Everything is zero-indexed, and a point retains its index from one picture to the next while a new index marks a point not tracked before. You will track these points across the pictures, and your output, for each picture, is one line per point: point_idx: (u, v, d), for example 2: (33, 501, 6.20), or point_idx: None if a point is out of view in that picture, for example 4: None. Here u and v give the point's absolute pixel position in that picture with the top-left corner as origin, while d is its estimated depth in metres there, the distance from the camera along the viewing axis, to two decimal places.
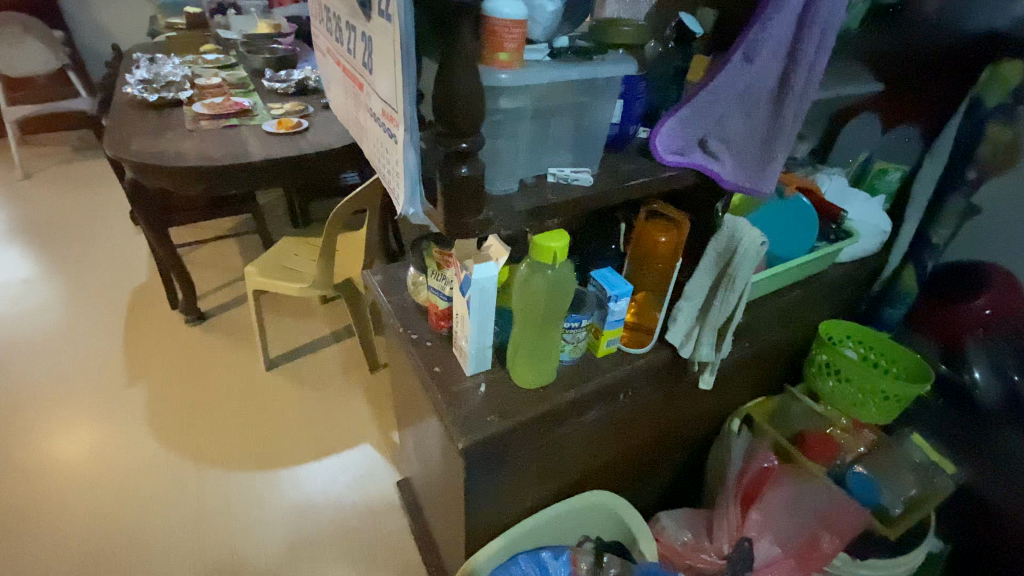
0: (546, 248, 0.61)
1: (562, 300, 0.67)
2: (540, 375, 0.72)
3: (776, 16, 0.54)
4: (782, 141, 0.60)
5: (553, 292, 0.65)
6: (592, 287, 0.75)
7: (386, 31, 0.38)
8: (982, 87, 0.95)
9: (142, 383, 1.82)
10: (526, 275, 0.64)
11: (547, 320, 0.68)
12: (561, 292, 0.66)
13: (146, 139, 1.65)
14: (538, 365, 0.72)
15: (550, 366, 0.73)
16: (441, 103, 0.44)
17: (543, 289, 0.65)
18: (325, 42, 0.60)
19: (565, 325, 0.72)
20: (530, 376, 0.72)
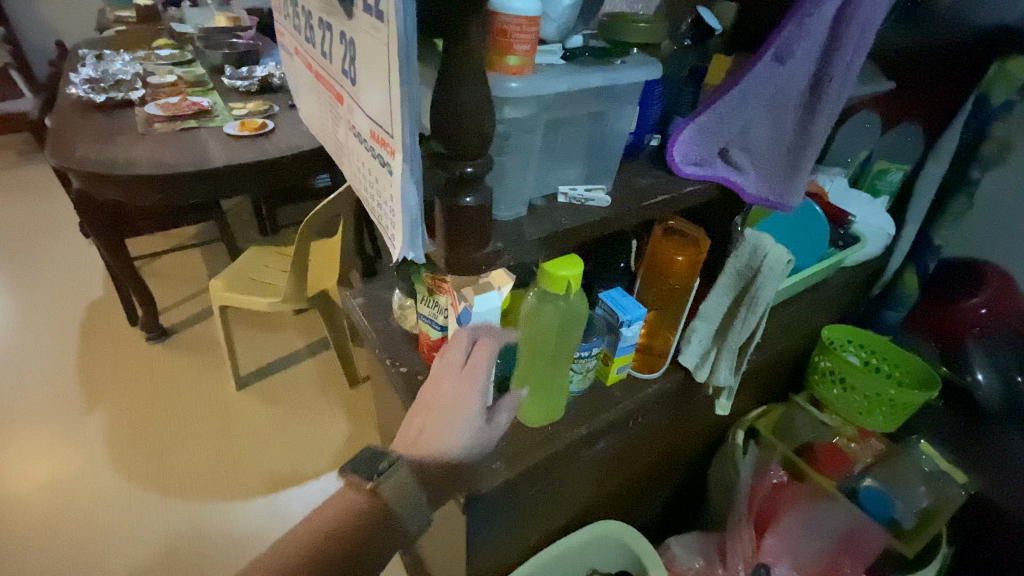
0: (558, 278, 0.54)
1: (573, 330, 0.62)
2: (548, 411, 0.67)
3: (817, 11, 0.48)
4: (814, 149, 0.54)
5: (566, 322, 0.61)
6: (597, 311, 0.69)
7: (376, 32, 0.30)
8: (987, 84, 0.91)
9: (100, 409, 1.67)
10: (536, 306, 0.59)
11: (557, 352, 0.63)
12: (573, 322, 0.61)
13: (93, 145, 1.51)
14: (547, 399, 0.67)
15: (558, 401, 0.67)
16: (442, 117, 0.37)
17: (553, 321, 0.60)
18: (291, 41, 0.52)
19: (575, 355, 0.65)
20: (537, 413, 0.67)
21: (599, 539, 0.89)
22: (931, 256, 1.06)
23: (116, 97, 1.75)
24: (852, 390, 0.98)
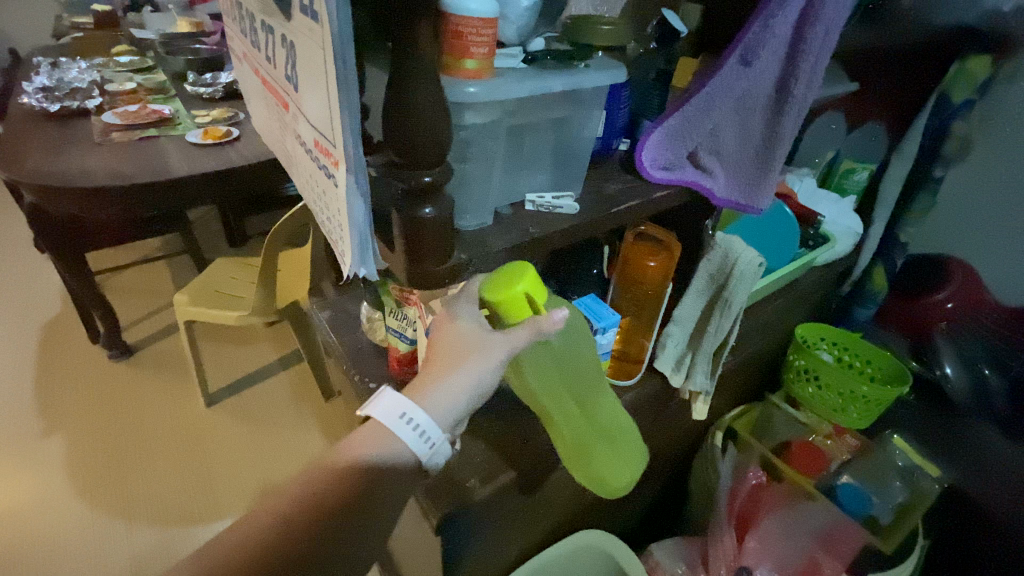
0: (513, 293, 0.48)
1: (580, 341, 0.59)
2: (624, 473, 0.64)
3: (779, 13, 0.47)
4: (782, 151, 0.54)
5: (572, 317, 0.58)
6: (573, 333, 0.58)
7: (312, 34, 0.28)
8: (949, 81, 0.93)
9: (58, 433, 1.59)
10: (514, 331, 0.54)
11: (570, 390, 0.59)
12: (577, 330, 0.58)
13: (46, 156, 1.43)
14: (604, 465, 0.62)
15: (616, 458, 0.63)
16: (394, 128, 0.35)
17: (549, 358, 0.57)
18: (239, 45, 0.49)
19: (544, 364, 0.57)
20: (618, 483, 0.64)
21: (580, 550, 0.87)
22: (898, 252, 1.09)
23: (72, 106, 1.67)
24: (826, 388, 0.98)
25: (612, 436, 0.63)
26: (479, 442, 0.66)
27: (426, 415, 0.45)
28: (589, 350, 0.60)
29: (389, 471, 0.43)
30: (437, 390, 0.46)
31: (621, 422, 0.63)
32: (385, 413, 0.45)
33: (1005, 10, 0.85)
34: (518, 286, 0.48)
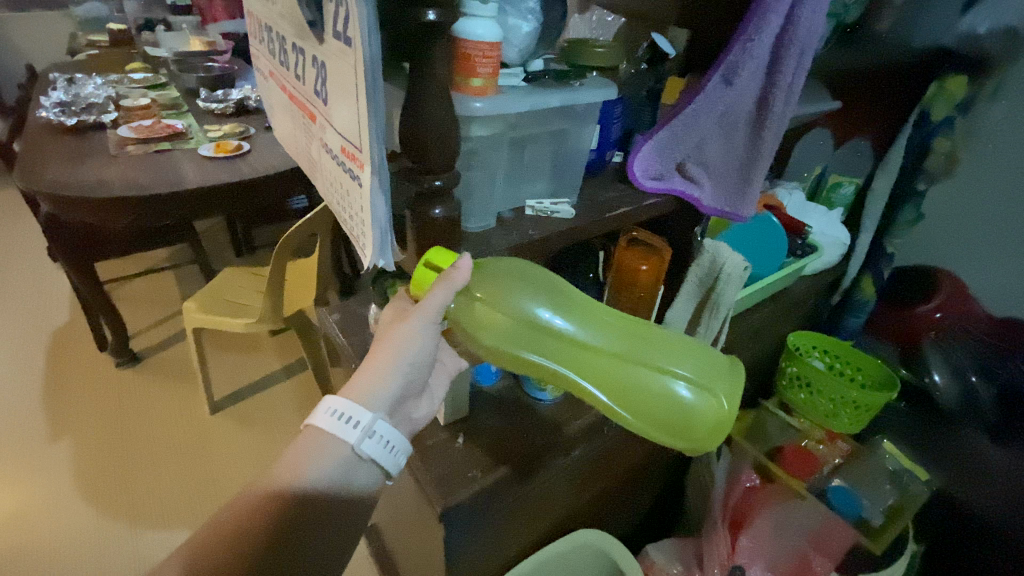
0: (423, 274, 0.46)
1: (569, 308, 0.52)
2: (717, 404, 0.51)
3: (757, 37, 0.52)
4: (764, 162, 0.58)
5: (547, 288, 0.51)
6: (558, 306, 0.51)
7: (344, 55, 0.32)
8: (929, 101, 0.99)
9: (65, 438, 1.61)
10: (491, 320, 0.49)
11: (591, 367, 0.51)
12: (559, 300, 0.51)
13: (64, 167, 1.48)
14: (688, 411, 0.51)
15: (696, 393, 0.51)
16: (413, 137, 0.41)
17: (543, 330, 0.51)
18: (265, 63, 0.54)
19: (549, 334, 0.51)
20: (721, 417, 0.51)
21: (578, 548, 0.90)
22: (884, 263, 1.13)
23: (88, 120, 1.73)
24: (817, 393, 1.02)
25: (672, 381, 0.51)
26: (481, 437, 0.70)
27: (360, 407, 0.49)
28: (582, 314, 0.52)
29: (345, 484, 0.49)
30: (374, 372, 0.51)
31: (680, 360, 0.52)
32: (326, 418, 0.49)
33: (978, 32, 0.91)
34: (425, 258, 0.46)
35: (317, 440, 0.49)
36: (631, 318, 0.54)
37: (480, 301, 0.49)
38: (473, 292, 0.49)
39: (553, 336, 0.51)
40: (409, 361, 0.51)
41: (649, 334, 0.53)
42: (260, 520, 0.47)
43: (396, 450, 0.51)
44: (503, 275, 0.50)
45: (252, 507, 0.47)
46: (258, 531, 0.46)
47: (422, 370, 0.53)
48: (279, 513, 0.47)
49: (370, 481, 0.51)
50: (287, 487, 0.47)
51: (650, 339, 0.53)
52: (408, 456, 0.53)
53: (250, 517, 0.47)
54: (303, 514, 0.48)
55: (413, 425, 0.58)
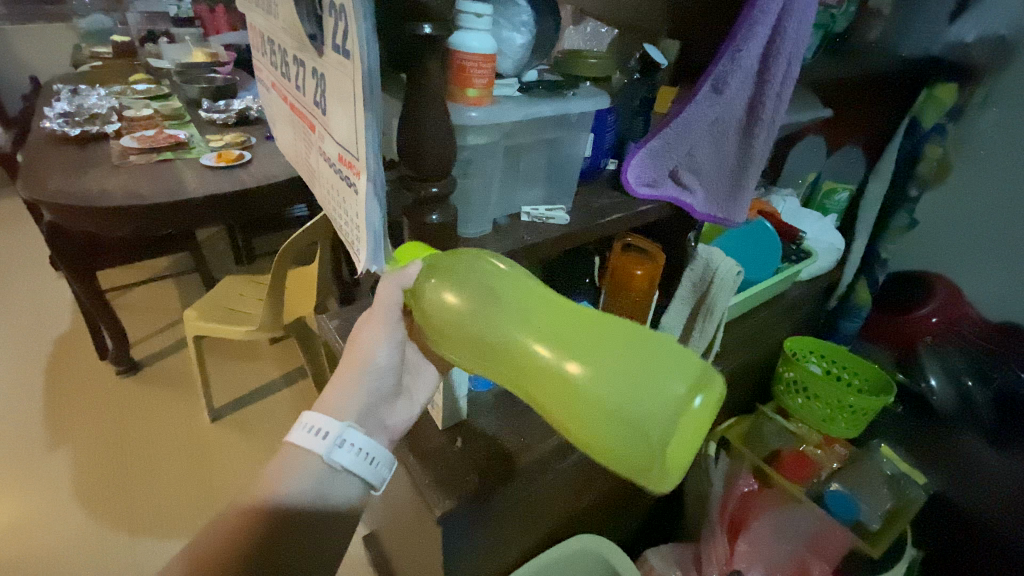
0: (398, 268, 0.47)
1: (509, 292, 0.41)
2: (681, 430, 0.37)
3: (745, 47, 0.53)
4: (754, 168, 0.59)
5: (494, 273, 0.42)
6: (502, 292, 0.41)
7: (343, 67, 0.34)
8: (919, 108, 1.00)
9: (65, 447, 1.61)
10: (441, 311, 0.43)
11: (526, 372, 0.40)
12: (503, 285, 0.42)
13: (68, 177, 1.50)
14: (640, 433, 0.37)
15: (625, 409, 0.37)
16: (411, 144, 0.43)
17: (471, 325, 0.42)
18: (268, 75, 0.55)
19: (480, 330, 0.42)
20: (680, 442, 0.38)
21: (576, 553, 0.90)
22: (879, 269, 1.14)
23: (92, 130, 1.75)
24: (814, 398, 1.02)
25: (620, 399, 0.37)
26: (479, 440, 0.70)
27: (331, 419, 0.50)
28: (521, 300, 0.41)
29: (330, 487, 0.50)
30: (342, 385, 0.53)
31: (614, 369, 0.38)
32: (301, 435, 0.50)
33: (966, 40, 0.93)
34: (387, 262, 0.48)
35: (290, 457, 0.50)
36: (577, 307, 0.41)
37: (436, 296, 0.43)
38: (431, 285, 0.43)
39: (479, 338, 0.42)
40: (374, 370, 0.53)
41: (603, 326, 0.40)
42: (247, 527, 0.48)
43: (373, 458, 0.51)
44: (453, 261, 0.43)
45: (240, 513, 0.49)
46: (247, 536, 0.48)
47: (391, 378, 0.55)
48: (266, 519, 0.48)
49: (349, 492, 0.51)
50: (275, 495, 0.48)
51: (600, 333, 0.39)
52: (389, 464, 0.53)
53: (238, 525, 0.48)
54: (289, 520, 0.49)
55: (390, 433, 0.57)
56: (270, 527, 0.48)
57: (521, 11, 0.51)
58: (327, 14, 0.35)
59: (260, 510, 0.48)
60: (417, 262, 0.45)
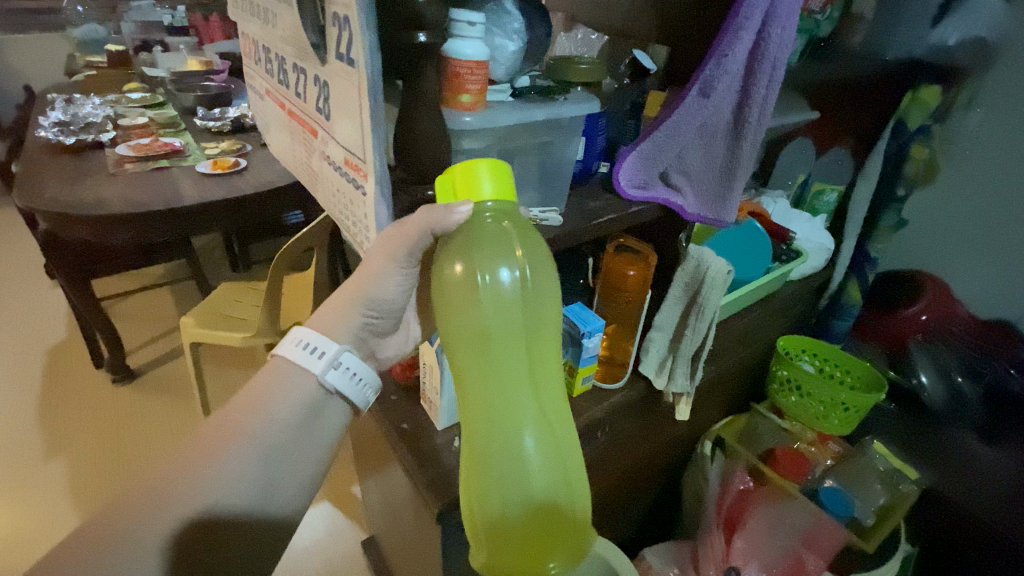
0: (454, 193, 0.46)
1: (510, 354, 0.47)
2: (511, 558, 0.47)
3: (731, 52, 0.54)
4: (742, 171, 0.60)
5: (517, 328, 0.48)
6: (502, 346, 0.47)
7: (349, 75, 0.35)
8: (903, 109, 1.01)
9: (61, 456, 1.60)
10: (449, 286, 0.48)
11: (469, 400, 0.47)
12: (511, 341, 0.47)
13: (63, 185, 1.50)
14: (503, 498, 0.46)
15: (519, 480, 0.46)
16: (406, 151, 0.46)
17: (471, 324, 0.47)
18: (263, 82, 0.57)
19: (467, 336, 0.48)
20: (514, 540, 0.47)
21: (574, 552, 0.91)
22: (870, 268, 1.15)
23: (86, 139, 1.75)
24: (807, 396, 1.03)
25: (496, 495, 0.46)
26: None
27: (327, 340, 0.55)
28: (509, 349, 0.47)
29: (306, 428, 0.55)
30: (342, 314, 0.57)
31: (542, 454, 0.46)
32: (299, 347, 0.56)
33: (949, 44, 0.94)
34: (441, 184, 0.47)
35: (284, 372, 0.56)
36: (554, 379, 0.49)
37: (454, 270, 0.47)
38: (454, 254, 0.47)
39: (470, 343, 0.48)
40: (375, 302, 0.57)
41: (555, 435, 0.47)
42: (229, 452, 0.51)
43: (361, 379, 0.57)
44: (494, 261, 0.47)
45: (220, 438, 0.52)
46: (232, 458, 0.51)
47: (391, 306, 0.58)
48: (248, 442, 0.52)
49: (338, 414, 0.57)
50: (260, 417, 0.53)
51: (551, 426, 0.47)
52: (374, 387, 0.59)
53: (220, 449, 0.51)
54: (274, 443, 0.53)
55: (379, 360, 0.63)
56: (260, 449, 0.52)
57: (513, 20, 0.52)
58: (329, 24, 0.37)
59: (250, 432, 0.52)
60: (468, 202, 0.45)
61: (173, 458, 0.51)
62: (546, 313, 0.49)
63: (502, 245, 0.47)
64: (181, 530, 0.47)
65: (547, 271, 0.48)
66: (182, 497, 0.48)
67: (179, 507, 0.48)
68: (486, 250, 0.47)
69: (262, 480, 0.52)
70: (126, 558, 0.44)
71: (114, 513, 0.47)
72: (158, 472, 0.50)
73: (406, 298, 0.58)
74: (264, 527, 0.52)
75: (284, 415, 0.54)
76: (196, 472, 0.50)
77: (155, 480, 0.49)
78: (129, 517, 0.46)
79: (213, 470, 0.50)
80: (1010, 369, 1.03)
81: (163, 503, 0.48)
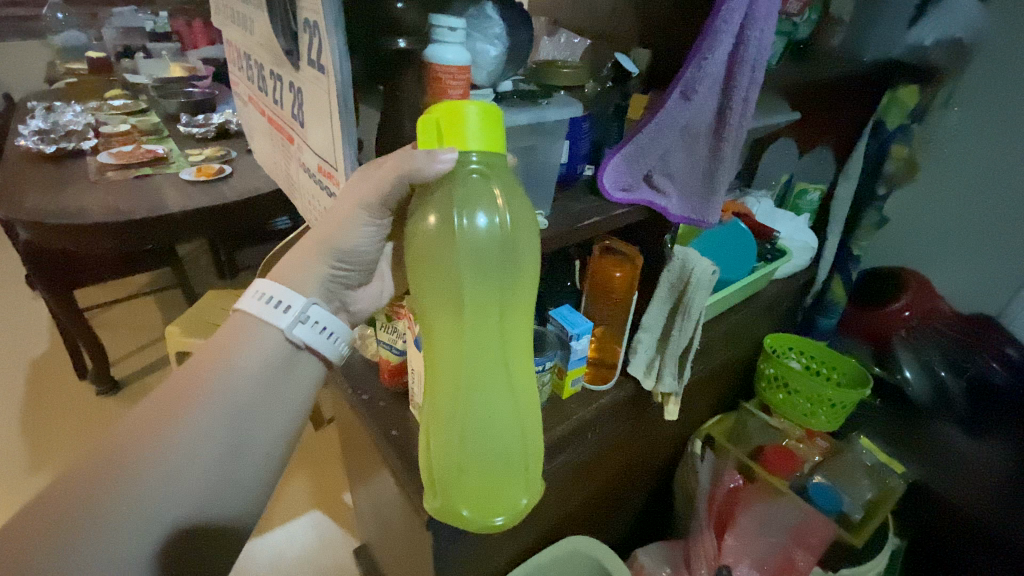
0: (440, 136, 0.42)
1: (485, 312, 0.44)
2: (468, 512, 0.46)
3: (710, 55, 0.55)
4: (726, 172, 0.60)
5: (495, 290, 0.44)
6: (476, 306, 0.44)
7: (319, 82, 0.37)
8: (883, 110, 1.04)
9: (44, 470, 1.56)
10: (421, 238, 0.44)
11: (438, 360, 0.45)
12: (486, 301, 0.44)
13: (43, 194, 1.47)
14: (464, 455, 0.45)
15: (483, 439, 0.44)
16: (386, 142, 0.51)
17: (445, 276, 0.44)
18: (245, 90, 0.57)
19: (441, 288, 0.44)
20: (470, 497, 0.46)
21: (567, 555, 0.91)
22: (853, 265, 1.17)
23: (67, 147, 1.72)
24: (795, 392, 1.04)
25: (458, 452, 0.45)
26: None
27: (294, 293, 0.51)
28: (485, 308, 0.44)
29: (274, 397, 0.52)
30: (309, 263, 0.52)
31: (507, 414, 0.45)
32: (263, 302, 0.51)
33: (926, 44, 0.95)
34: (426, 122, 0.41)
35: (248, 328, 0.52)
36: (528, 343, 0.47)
37: (428, 223, 0.44)
38: (430, 205, 0.44)
39: (444, 296, 0.44)
40: (344, 252, 0.51)
41: (522, 402, 0.46)
42: (187, 424, 0.48)
43: (334, 336, 0.54)
44: (474, 215, 0.43)
45: (176, 411, 0.49)
46: (190, 431, 0.48)
47: (363, 257, 0.52)
48: (207, 411, 0.49)
49: (310, 370, 0.54)
50: (219, 386, 0.50)
51: (518, 389, 0.45)
52: (348, 342, 0.56)
53: (178, 423, 0.48)
54: (236, 413, 0.50)
55: (354, 316, 0.58)
56: (224, 412, 0.49)
57: (494, 24, 0.52)
58: (301, 30, 0.38)
59: (211, 395, 0.49)
60: (456, 150, 0.41)
61: (133, 424, 0.49)
62: (526, 273, 0.45)
63: (484, 199, 0.43)
64: (149, 498, 0.46)
65: (529, 231, 0.45)
66: (145, 464, 0.47)
67: (142, 475, 0.46)
68: (467, 203, 0.43)
69: (227, 442, 0.50)
70: (97, 531, 0.44)
71: (74, 483, 0.45)
72: (112, 443, 0.48)
73: (379, 244, 0.52)
74: (238, 490, 0.51)
75: (249, 375, 0.51)
76: (154, 444, 0.47)
77: (112, 452, 0.47)
78: (92, 487, 0.45)
79: (171, 443, 0.48)
80: (992, 362, 1.03)
81: (122, 478, 0.46)
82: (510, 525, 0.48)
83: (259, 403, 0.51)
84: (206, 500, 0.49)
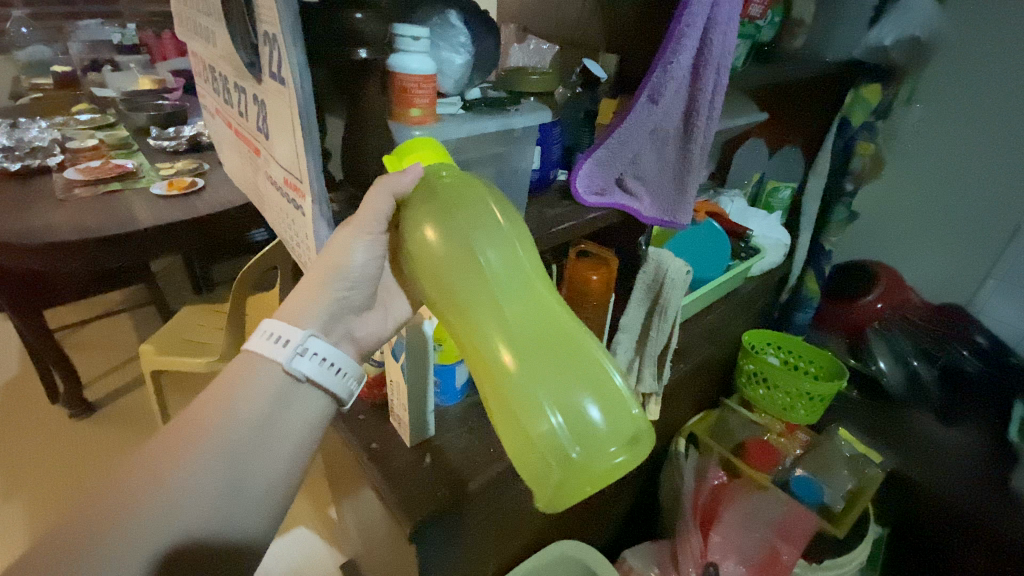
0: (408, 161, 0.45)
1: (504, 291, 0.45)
2: (583, 454, 0.42)
3: (676, 59, 0.56)
4: (694, 172, 0.61)
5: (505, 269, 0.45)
6: (498, 278, 0.45)
7: (281, 95, 0.37)
8: (849, 107, 1.06)
9: (13, 499, 1.51)
10: (426, 249, 0.46)
11: (477, 355, 0.45)
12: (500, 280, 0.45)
13: (7, 213, 1.43)
14: (550, 419, 0.42)
15: (558, 395, 0.43)
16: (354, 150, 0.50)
17: (455, 275, 0.45)
18: (211, 102, 0.55)
19: (456, 288, 0.45)
20: (586, 446, 0.42)
21: (555, 560, 0.92)
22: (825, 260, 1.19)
23: (31, 164, 1.67)
24: (775, 388, 1.07)
25: (548, 406, 0.42)
26: (447, 452, 0.71)
27: (291, 327, 0.50)
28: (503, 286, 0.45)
29: (268, 432, 0.50)
30: (304, 296, 0.51)
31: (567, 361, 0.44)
32: (268, 339, 0.51)
33: (885, 44, 0.98)
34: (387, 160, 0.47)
35: (251, 366, 0.51)
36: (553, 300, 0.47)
37: (428, 234, 0.46)
38: (424, 218, 0.46)
39: (463, 296, 0.45)
40: (346, 278, 0.50)
41: (572, 348, 0.45)
42: (184, 463, 0.47)
43: (337, 368, 0.52)
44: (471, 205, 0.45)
45: (175, 449, 0.47)
46: (187, 469, 0.47)
47: (362, 284, 0.51)
48: (203, 448, 0.48)
49: (311, 404, 0.52)
50: (218, 423, 0.49)
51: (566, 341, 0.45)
52: (358, 377, 0.55)
53: (175, 461, 0.47)
54: (234, 450, 0.48)
55: (359, 344, 0.56)
56: (223, 449, 0.48)
57: (459, 33, 0.52)
58: (261, 42, 0.37)
59: (209, 431, 0.48)
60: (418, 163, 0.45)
61: (129, 466, 0.47)
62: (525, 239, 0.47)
63: (468, 188, 0.46)
64: (149, 542, 0.44)
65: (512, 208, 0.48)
66: (141, 505, 0.45)
67: (138, 518, 0.44)
68: (460, 199, 0.45)
69: (227, 478, 0.48)
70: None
71: (66, 529, 0.43)
72: (106, 487, 0.46)
73: (378, 266, 0.51)
74: (239, 531, 0.49)
75: (245, 409, 0.49)
76: (150, 485, 0.46)
77: (105, 497, 0.45)
78: (85, 533, 0.43)
79: (168, 483, 0.46)
80: (965, 351, 1.09)
81: (116, 522, 0.44)
82: (627, 464, 0.43)
83: (253, 439, 0.49)
84: (206, 544, 0.47)
